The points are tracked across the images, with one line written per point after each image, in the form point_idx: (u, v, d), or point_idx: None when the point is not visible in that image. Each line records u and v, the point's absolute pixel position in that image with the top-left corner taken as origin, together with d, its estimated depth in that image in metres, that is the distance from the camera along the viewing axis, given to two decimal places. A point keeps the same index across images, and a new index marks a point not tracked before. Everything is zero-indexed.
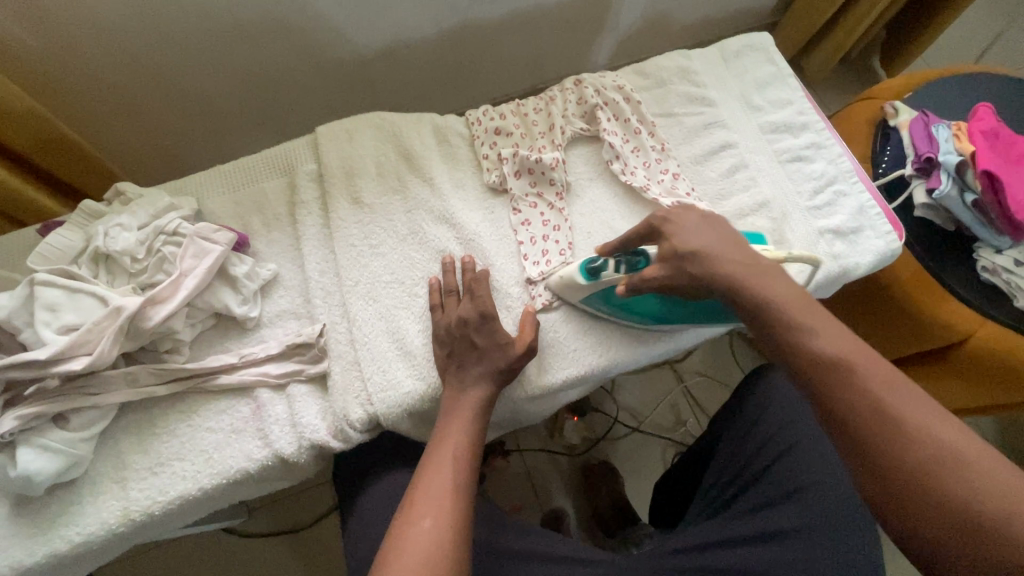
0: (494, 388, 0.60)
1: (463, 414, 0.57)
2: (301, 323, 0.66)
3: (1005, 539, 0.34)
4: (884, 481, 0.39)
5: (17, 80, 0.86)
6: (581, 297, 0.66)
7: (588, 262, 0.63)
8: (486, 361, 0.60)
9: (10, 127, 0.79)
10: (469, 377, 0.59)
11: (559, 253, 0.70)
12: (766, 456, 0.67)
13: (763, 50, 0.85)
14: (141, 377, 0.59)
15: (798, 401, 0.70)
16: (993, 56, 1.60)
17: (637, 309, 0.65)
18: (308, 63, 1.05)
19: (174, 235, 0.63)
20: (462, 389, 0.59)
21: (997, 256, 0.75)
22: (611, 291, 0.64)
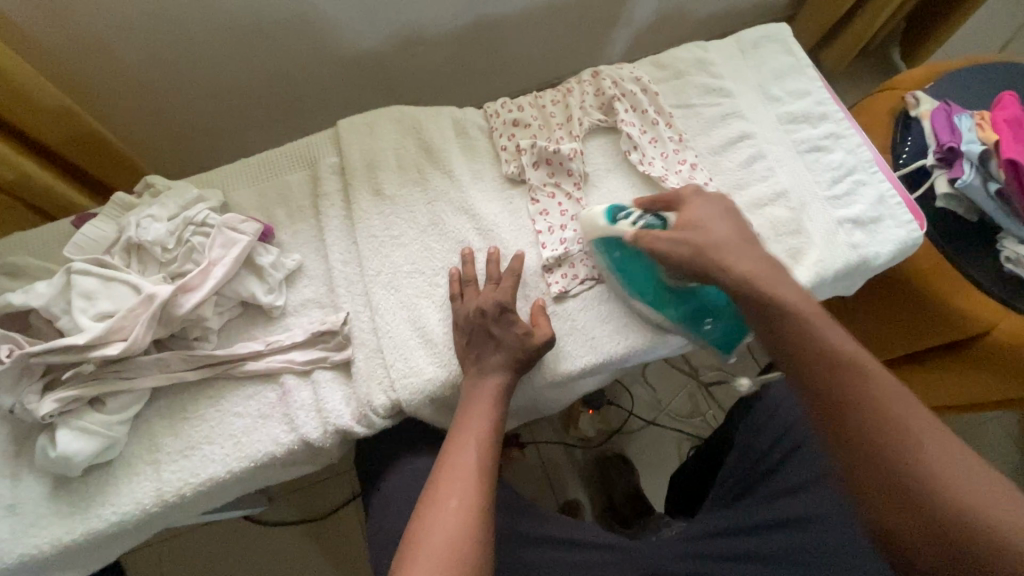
0: (513, 375, 0.61)
1: (483, 401, 0.58)
2: (324, 311, 0.67)
3: (978, 529, 0.39)
4: (877, 478, 0.44)
5: (49, 79, 0.88)
6: (594, 240, 0.67)
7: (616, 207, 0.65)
8: (505, 350, 0.61)
9: (44, 124, 0.82)
10: (489, 363, 0.61)
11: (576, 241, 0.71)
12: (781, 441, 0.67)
13: (781, 40, 0.84)
14: (172, 363, 0.60)
15: None
16: (1016, 46, 1.58)
17: (642, 280, 0.65)
18: (326, 59, 1.06)
19: (203, 226, 0.65)
20: (482, 375, 0.60)
21: (1022, 246, 0.74)
22: (620, 242, 0.65)
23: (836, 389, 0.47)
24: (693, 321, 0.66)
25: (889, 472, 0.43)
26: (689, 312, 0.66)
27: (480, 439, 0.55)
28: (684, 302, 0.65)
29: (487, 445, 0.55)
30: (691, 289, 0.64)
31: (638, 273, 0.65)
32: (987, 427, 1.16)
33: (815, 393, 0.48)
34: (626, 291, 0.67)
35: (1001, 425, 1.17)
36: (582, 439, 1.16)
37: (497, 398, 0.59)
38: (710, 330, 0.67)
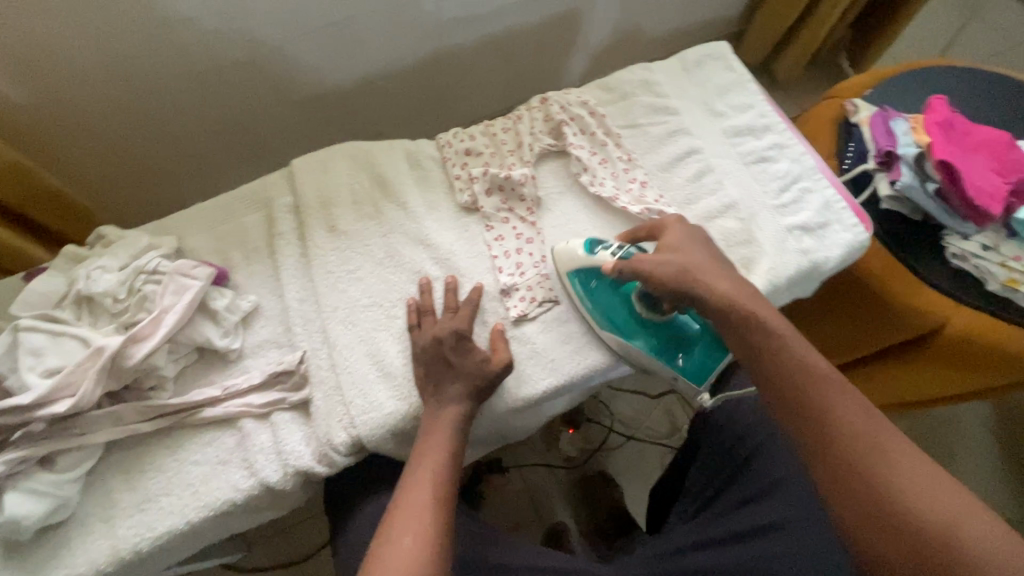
0: (471, 405, 0.61)
1: (441, 429, 0.58)
2: (282, 351, 0.67)
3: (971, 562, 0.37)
4: (870, 508, 0.42)
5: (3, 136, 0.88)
6: (568, 270, 0.68)
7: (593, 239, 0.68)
8: (465, 378, 0.61)
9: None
10: (448, 394, 0.60)
11: (532, 265, 0.72)
12: (748, 445, 0.68)
13: (721, 57, 0.87)
14: (125, 416, 0.59)
15: None
16: (956, 49, 1.65)
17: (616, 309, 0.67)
18: (286, 99, 1.08)
19: (154, 273, 0.65)
20: (439, 408, 0.60)
21: (965, 242, 0.76)
22: (599, 273, 0.67)
23: (828, 423, 0.47)
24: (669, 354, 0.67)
25: (871, 489, 0.43)
26: (663, 343, 0.67)
27: (437, 472, 0.54)
28: (656, 334, 0.67)
29: (444, 478, 0.54)
30: (665, 319, 0.67)
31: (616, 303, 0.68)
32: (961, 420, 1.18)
33: (808, 422, 0.48)
34: (599, 321, 0.68)
35: (974, 417, 1.19)
36: (564, 459, 1.15)
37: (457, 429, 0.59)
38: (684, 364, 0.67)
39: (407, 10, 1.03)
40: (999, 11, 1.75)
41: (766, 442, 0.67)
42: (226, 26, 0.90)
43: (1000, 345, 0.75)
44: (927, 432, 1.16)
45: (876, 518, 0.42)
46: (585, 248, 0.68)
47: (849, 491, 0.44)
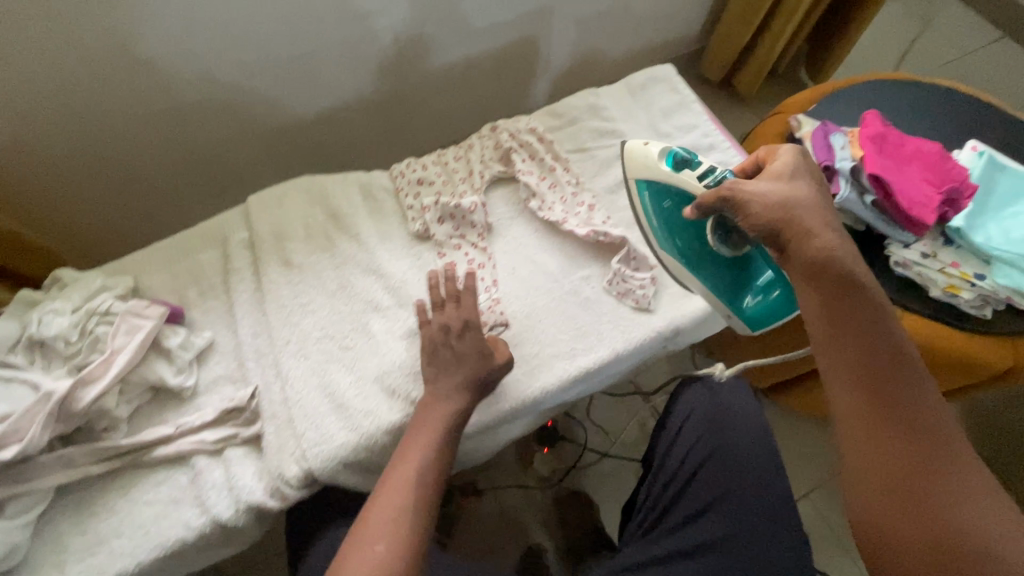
0: (465, 402, 0.61)
1: (431, 425, 0.59)
2: (236, 387, 0.68)
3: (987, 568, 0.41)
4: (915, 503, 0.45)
5: None
6: (636, 177, 0.71)
7: (679, 152, 0.68)
8: (457, 379, 0.62)
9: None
10: (446, 387, 0.61)
11: (484, 291, 0.73)
12: (693, 463, 0.71)
13: (666, 80, 0.90)
14: (76, 458, 0.60)
15: (718, 409, 0.74)
16: (909, 60, 1.71)
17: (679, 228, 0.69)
18: (252, 132, 1.10)
19: (107, 315, 0.66)
20: (435, 400, 0.61)
21: (906, 250, 0.78)
22: (671, 191, 0.69)
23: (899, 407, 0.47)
24: (727, 292, 0.68)
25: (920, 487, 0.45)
26: (724, 274, 0.68)
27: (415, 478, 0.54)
28: (715, 265, 0.68)
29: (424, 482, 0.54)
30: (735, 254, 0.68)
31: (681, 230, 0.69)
32: None
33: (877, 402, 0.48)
34: (655, 232, 0.70)
35: None
36: (539, 479, 1.15)
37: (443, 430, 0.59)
38: (736, 306, 0.68)
39: (365, 43, 1.06)
40: (951, 20, 1.81)
41: (710, 461, 0.71)
42: (186, 65, 0.92)
43: (945, 347, 0.78)
44: None
45: (914, 510, 0.44)
46: (660, 159, 0.69)
47: (887, 482, 0.46)
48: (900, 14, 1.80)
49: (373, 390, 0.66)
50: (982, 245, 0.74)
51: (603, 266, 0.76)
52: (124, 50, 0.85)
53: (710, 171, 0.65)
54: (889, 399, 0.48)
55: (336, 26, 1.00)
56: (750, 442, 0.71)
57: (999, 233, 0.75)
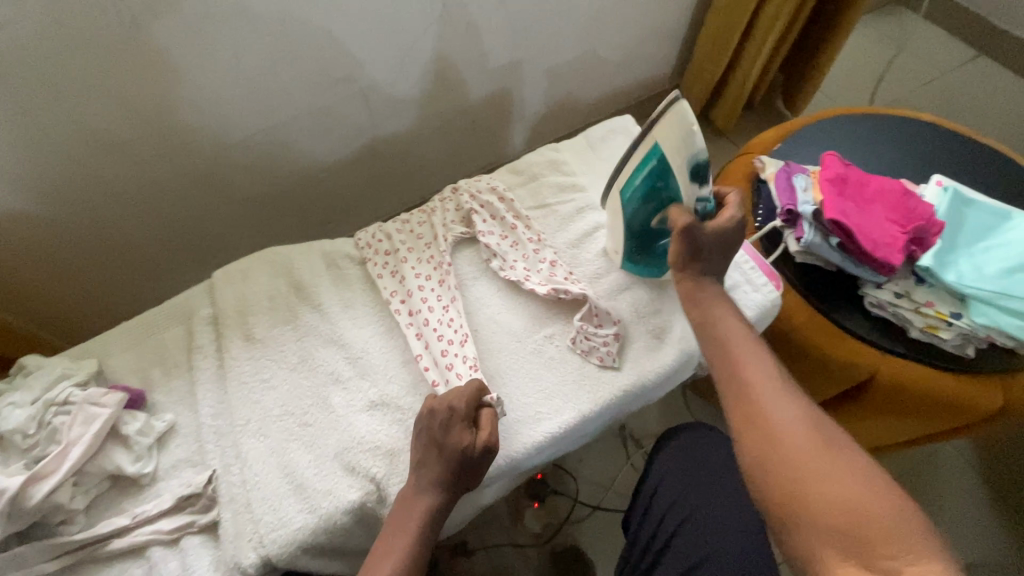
0: (440, 499, 0.58)
1: (406, 527, 0.57)
2: (195, 470, 0.67)
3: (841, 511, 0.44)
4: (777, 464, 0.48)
5: None
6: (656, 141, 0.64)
7: (702, 165, 0.62)
8: (439, 465, 0.58)
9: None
10: (424, 481, 0.58)
11: (464, 361, 0.69)
12: (670, 524, 0.70)
13: (625, 131, 0.90)
14: (29, 557, 0.58)
15: (692, 468, 0.74)
16: (886, 85, 1.72)
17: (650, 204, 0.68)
18: (229, 201, 1.11)
19: (66, 403, 0.66)
20: (410, 497, 0.58)
21: (880, 291, 0.77)
22: (666, 185, 0.65)
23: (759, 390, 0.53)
24: (630, 249, 0.74)
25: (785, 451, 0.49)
26: (641, 249, 0.73)
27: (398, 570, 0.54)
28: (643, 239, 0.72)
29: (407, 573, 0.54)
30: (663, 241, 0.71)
31: (652, 204, 0.67)
32: (930, 460, 1.15)
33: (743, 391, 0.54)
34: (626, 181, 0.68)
35: (945, 454, 1.16)
36: (532, 537, 1.11)
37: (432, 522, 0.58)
38: (626, 258, 0.75)
39: (336, 109, 1.09)
40: (926, 43, 1.83)
41: (687, 522, 0.70)
42: (159, 143, 0.95)
43: (929, 389, 0.75)
44: (899, 476, 1.14)
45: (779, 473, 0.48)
46: (698, 152, 0.62)
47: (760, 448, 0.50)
48: (872, 41, 1.82)
49: (333, 467, 0.65)
50: (954, 284, 0.72)
51: (566, 323, 0.75)
52: (98, 134, 0.88)
53: (706, 198, 0.65)
54: (757, 381, 0.54)
55: (306, 95, 1.03)
56: (729, 503, 0.70)
57: (971, 268, 0.74)
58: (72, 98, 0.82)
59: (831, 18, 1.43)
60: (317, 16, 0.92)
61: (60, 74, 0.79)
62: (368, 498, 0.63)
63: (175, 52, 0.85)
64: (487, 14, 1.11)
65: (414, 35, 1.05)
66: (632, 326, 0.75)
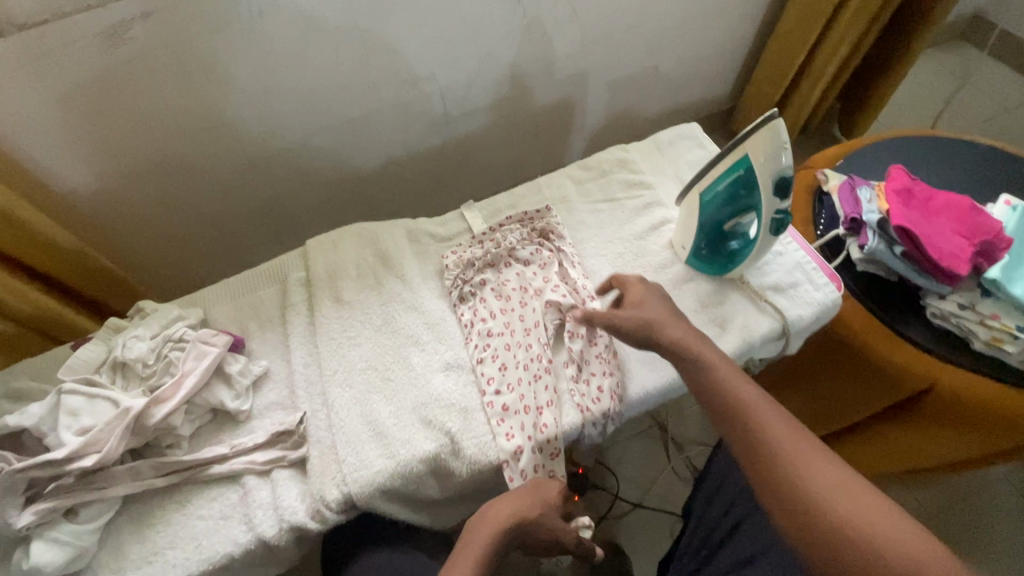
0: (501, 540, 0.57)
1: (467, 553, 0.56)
2: (286, 412, 0.73)
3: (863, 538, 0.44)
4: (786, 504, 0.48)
5: (80, 226, 1.01)
6: (744, 150, 0.64)
7: (789, 179, 0.64)
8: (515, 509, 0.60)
9: (71, 273, 0.93)
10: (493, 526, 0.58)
11: (537, 429, 0.69)
12: (734, 515, 0.72)
13: (692, 136, 0.95)
14: (143, 471, 0.66)
15: None
16: (946, 119, 1.73)
17: (727, 202, 0.70)
18: (312, 183, 1.20)
19: (180, 341, 0.73)
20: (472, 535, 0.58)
21: (943, 301, 0.78)
22: (747, 191, 0.67)
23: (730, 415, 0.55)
24: (700, 245, 0.77)
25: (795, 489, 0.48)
26: (707, 241, 0.76)
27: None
28: (712, 233, 0.75)
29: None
30: (733, 232, 0.75)
31: (733, 206, 0.70)
32: (983, 490, 1.13)
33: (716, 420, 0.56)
34: (705, 178, 0.71)
35: (998, 487, 1.13)
36: None
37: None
38: (694, 254, 0.79)
39: (414, 107, 1.18)
40: (986, 79, 1.82)
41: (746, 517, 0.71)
42: (262, 125, 1.05)
43: (991, 405, 0.75)
44: (948, 504, 1.11)
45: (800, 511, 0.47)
46: (786, 169, 0.63)
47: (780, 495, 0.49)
48: (933, 74, 1.82)
49: (411, 419, 0.71)
50: (1020, 296, 0.72)
51: None
52: (214, 114, 0.98)
53: (784, 210, 0.67)
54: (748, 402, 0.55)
55: (390, 91, 1.12)
56: None
57: None
58: (197, 81, 0.92)
59: (894, 48, 1.45)
60: (411, 18, 1.01)
61: (191, 59, 0.89)
62: (445, 455, 0.68)
63: (290, 47, 0.95)
64: (561, 27, 1.18)
65: (493, 42, 1.13)
66: (696, 315, 0.78)
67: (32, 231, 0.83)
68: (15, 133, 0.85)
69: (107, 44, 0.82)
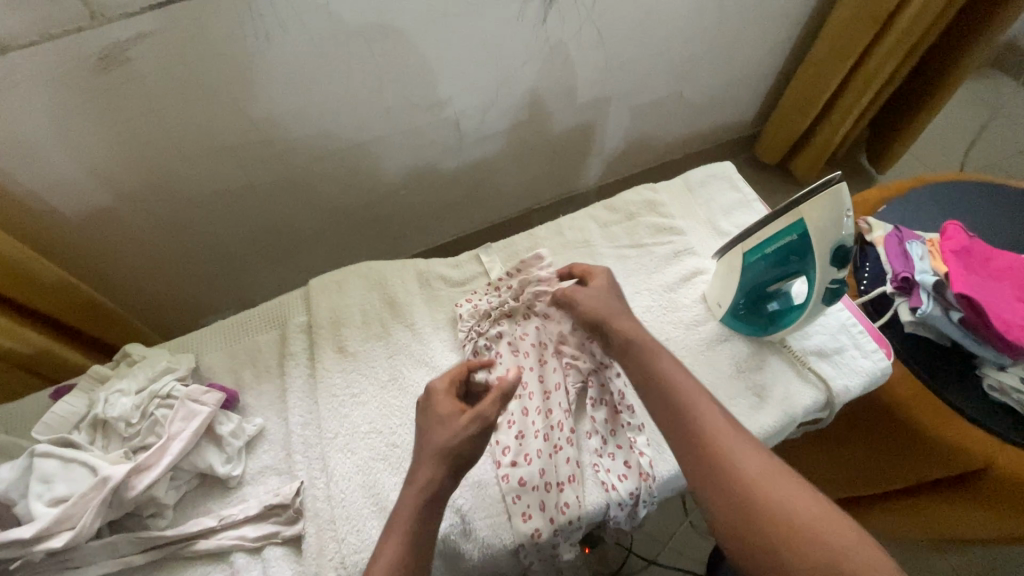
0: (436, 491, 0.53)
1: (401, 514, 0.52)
2: (281, 479, 0.67)
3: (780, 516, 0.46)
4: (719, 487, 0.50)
5: (69, 252, 0.95)
6: (800, 215, 0.58)
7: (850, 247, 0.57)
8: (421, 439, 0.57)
9: (58, 306, 0.86)
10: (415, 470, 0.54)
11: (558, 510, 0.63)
12: None
13: (726, 178, 0.89)
14: (122, 547, 0.59)
15: None
16: (979, 151, 1.66)
17: (775, 265, 0.64)
18: (317, 209, 1.14)
19: (168, 397, 0.67)
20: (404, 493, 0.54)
21: (1003, 373, 0.71)
22: (799, 256, 0.61)
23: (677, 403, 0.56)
24: (738, 305, 0.71)
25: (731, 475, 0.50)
26: (748, 300, 0.70)
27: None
28: (753, 292, 0.68)
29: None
30: (778, 292, 0.68)
31: (781, 269, 0.64)
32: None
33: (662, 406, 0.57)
34: (750, 236, 0.64)
35: None
36: None
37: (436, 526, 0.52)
38: (730, 313, 0.72)
39: (427, 131, 1.11)
40: (1019, 110, 1.75)
41: None
42: (266, 149, 0.98)
43: None
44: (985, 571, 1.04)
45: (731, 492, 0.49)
46: (848, 238, 0.56)
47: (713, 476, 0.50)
48: (964, 104, 1.75)
49: None
50: None
51: None
52: (215, 140, 0.92)
53: (841, 279, 0.60)
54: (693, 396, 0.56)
55: (403, 115, 1.06)
56: None
57: None
58: (197, 105, 0.86)
59: (930, 79, 1.38)
60: (428, 41, 0.95)
61: (191, 82, 0.83)
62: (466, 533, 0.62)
63: (298, 70, 0.89)
64: (585, 52, 1.12)
65: (513, 67, 1.07)
66: (733, 381, 0.71)
67: (15, 266, 0.77)
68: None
69: (101, 67, 0.76)
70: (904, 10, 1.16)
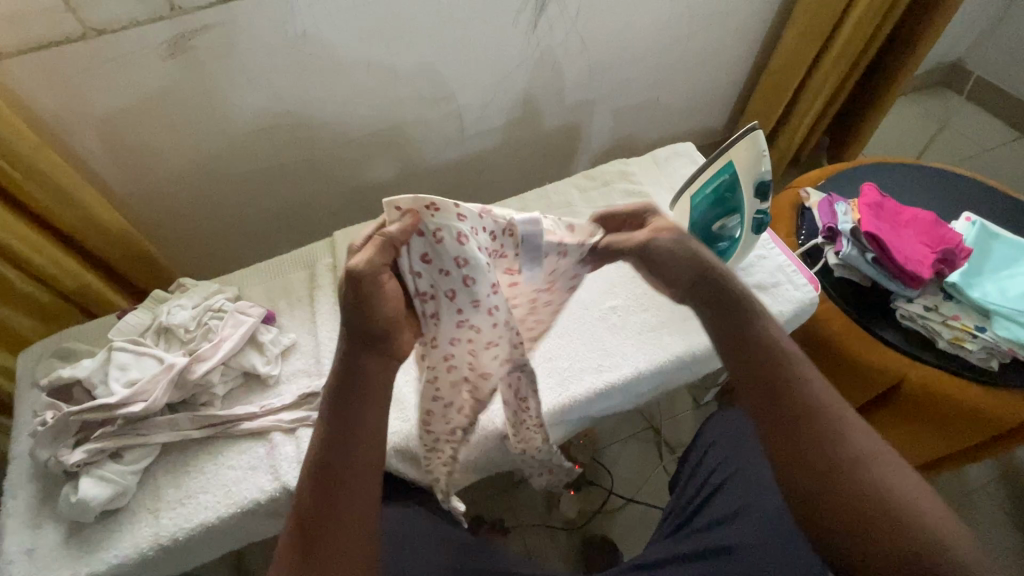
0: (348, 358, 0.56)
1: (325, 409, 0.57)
2: (311, 378, 0.80)
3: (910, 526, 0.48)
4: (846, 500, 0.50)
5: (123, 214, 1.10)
6: (729, 157, 0.74)
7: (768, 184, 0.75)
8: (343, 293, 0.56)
9: (117, 255, 1.01)
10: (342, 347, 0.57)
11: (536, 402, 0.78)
12: (723, 474, 0.73)
13: (687, 154, 1.05)
14: (182, 422, 0.72)
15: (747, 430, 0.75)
16: (930, 157, 1.84)
17: (715, 204, 0.77)
18: (336, 188, 1.30)
19: (218, 311, 0.81)
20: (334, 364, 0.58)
21: (910, 304, 0.86)
22: (731, 193, 0.76)
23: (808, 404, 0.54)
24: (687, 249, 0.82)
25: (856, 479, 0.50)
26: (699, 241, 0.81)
27: (334, 471, 0.54)
28: (702, 234, 0.80)
29: (326, 471, 0.54)
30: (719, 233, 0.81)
31: (720, 209, 0.78)
32: (967, 499, 1.17)
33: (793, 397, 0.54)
34: (700, 179, 0.77)
35: (978, 496, 1.18)
36: (566, 521, 1.16)
37: (352, 392, 0.55)
38: None
39: (434, 122, 1.28)
40: (966, 123, 1.95)
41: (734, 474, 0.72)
42: (296, 131, 1.15)
43: (957, 397, 0.82)
44: None
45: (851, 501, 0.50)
46: (765, 174, 0.75)
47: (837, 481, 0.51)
48: (916, 117, 1.95)
49: None
50: (978, 299, 0.82)
51: (628, 305, 0.87)
52: (254, 120, 1.09)
53: (765, 211, 0.79)
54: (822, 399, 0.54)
55: (413, 106, 1.22)
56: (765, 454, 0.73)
57: (996, 290, 0.83)
58: (242, 89, 1.03)
59: (877, 88, 1.57)
60: (437, 42, 1.13)
61: (239, 69, 1.00)
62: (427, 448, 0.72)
63: (327, 63, 1.06)
64: (571, 57, 1.30)
65: (509, 67, 1.25)
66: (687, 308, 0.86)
67: (88, 213, 0.92)
68: (79, 127, 0.95)
69: (168, 52, 0.92)
70: (843, 28, 1.36)
